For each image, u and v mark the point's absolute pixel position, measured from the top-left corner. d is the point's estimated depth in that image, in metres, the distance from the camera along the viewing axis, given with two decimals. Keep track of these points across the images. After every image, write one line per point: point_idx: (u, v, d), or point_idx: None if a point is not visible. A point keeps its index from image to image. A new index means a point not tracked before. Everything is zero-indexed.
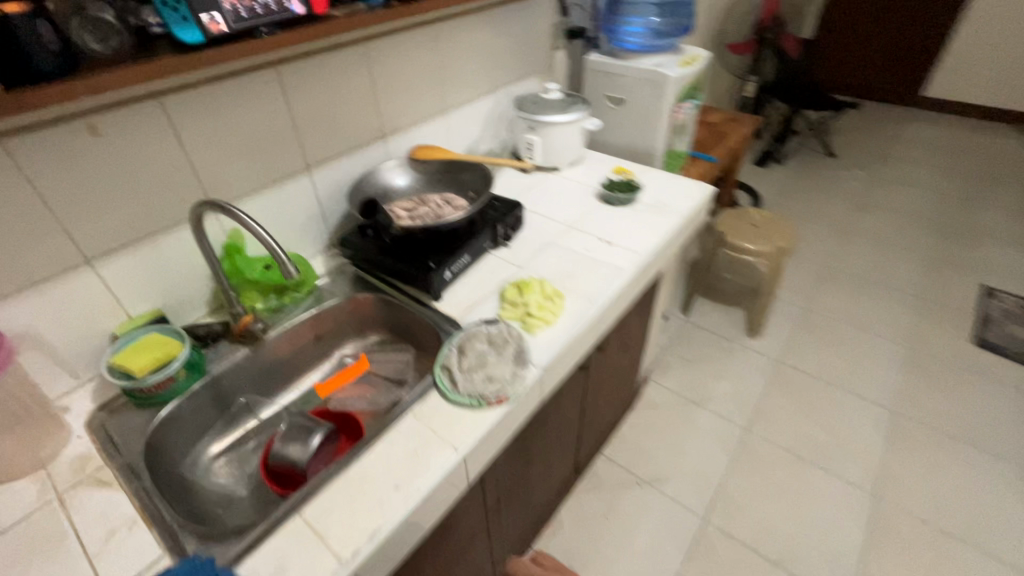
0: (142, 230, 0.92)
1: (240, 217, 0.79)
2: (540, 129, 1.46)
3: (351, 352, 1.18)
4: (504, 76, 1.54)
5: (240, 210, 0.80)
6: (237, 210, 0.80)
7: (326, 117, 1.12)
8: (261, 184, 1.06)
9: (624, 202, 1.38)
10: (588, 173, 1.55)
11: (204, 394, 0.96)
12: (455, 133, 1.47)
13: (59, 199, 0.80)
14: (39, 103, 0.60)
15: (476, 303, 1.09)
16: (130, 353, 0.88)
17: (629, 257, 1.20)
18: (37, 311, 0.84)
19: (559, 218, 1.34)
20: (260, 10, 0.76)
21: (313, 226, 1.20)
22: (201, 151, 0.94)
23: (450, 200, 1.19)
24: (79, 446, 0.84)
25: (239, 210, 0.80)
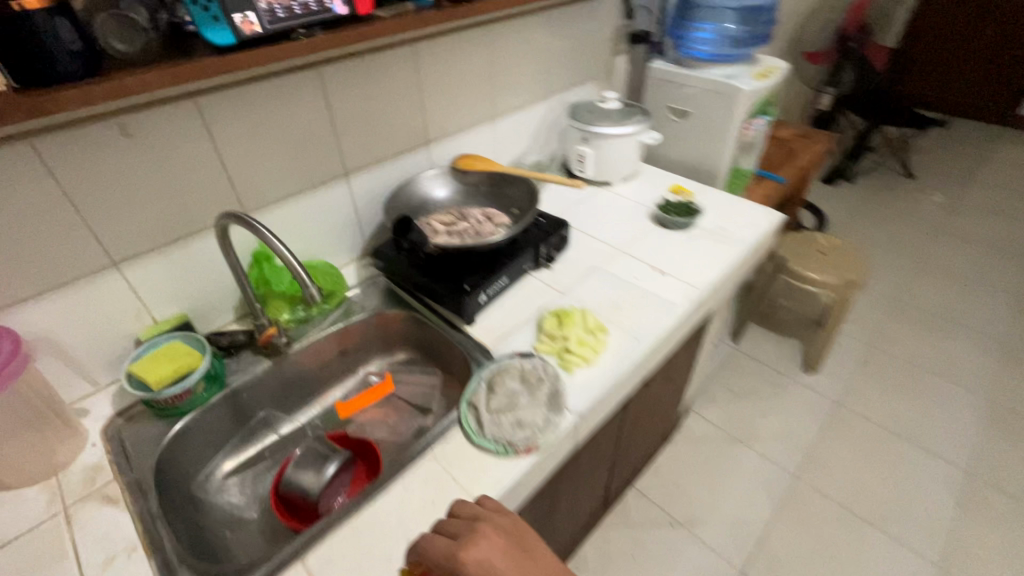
0: (171, 233, 0.88)
1: (267, 236, 0.75)
2: (594, 141, 1.36)
3: (378, 369, 1.12)
4: (559, 81, 1.45)
5: (266, 230, 0.75)
6: (262, 228, 0.76)
7: (368, 122, 1.06)
8: (296, 189, 1.02)
9: (681, 227, 1.26)
10: (643, 190, 1.44)
11: (221, 408, 0.92)
12: (503, 141, 1.38)
13: (87, 200, 0.77)
14: (55, 108, 0.56)
15: (511, 331, 1.01)
16: (149, 363, 0.85)
17: (683, 290, 1.08)
18: (62, 312, 0.82)
19: (608, 240, 1.24)
20: (299, 10, 0.70)
21: (347, 235, 1.15)
22: (236, 154, 0.90)
23: (491, 217, 1.11)
24: (92, 455, 0.82)
25: (265, 230, 0.75)
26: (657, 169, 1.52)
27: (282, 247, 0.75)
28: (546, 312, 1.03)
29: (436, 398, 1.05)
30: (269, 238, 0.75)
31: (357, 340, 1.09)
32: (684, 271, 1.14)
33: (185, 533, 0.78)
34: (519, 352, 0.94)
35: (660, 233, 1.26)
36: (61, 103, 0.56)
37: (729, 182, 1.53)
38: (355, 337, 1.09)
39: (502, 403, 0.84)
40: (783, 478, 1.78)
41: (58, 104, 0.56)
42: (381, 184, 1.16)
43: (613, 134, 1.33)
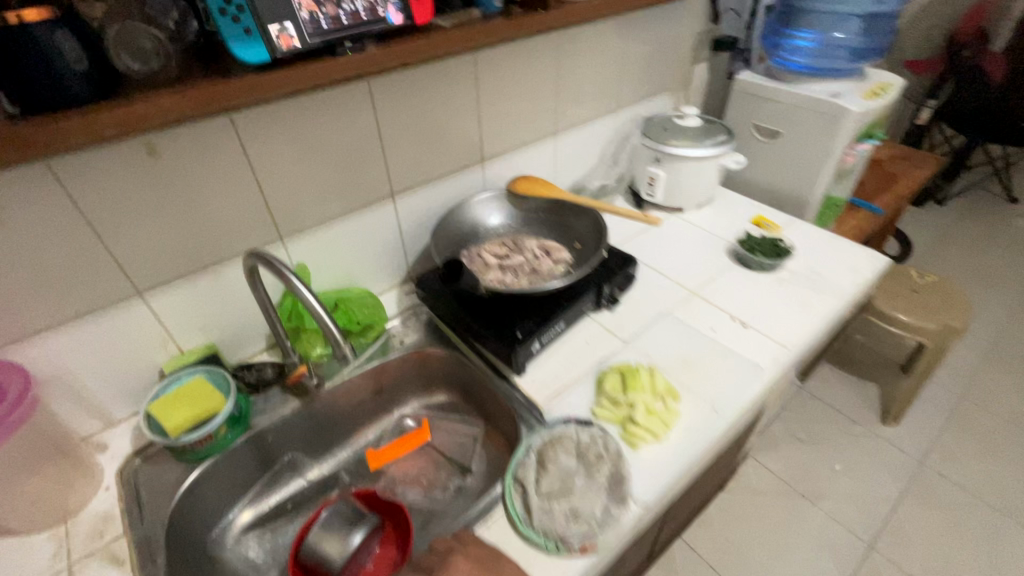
0: (201, 260, 0.80)
1: (295, 285, 0.69)
2: (668, 163, 1.20)
3: (415, 411, 1.02)
4: (631, 93, 1.29)
5: (296, 281, 0.69)
6: (295, 281, 0.69)
7: (419, 138, 0.95)
8: (338, 212, 0.92)
9: (765, 269, 1.10)
10: (719, 219, 1.27)
11: (244, 453, 0.84)
12: (565, 158, 1.25)
13: (110, 225, 0.70)
14: (56, 145, 0.47)
15: (567, 387, 0.88)
16: (170, 405, 0.77)
17: (769, 351, 0.93)
18: (81, 343, 0.75)
19: (679, 281, 1.09)
20: (347, 19, 0.59)
21: (390, 259, 1.05)
22: (273, 175, 0.81)
23: (550, 250, 0.99)
24: (104, 502, 0.75)
25: (293, 278, 0.69)
26: (737, 195, 1.35)
27: (309, 296, 0.69)
28: (606, 368, 0.89)
29: (477, 453, 0.93)
30: (302, 296, 0.69)
31: (394, 378, 0.99)
32: (770, 325, 0.98)
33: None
34: (576, 417, 0.81)
35: (739, 276, 1.10)
36: (64, 137, 0.48)
37: (819, 213, 1.34)
38: (392, 376, 0.99)
39: (555, 485, 0.72)
40: (854, 547, 1.57)
41: (60, 138, 0.48)
42: (430, 205, 1.05)
43: (692, 157, 1.17)
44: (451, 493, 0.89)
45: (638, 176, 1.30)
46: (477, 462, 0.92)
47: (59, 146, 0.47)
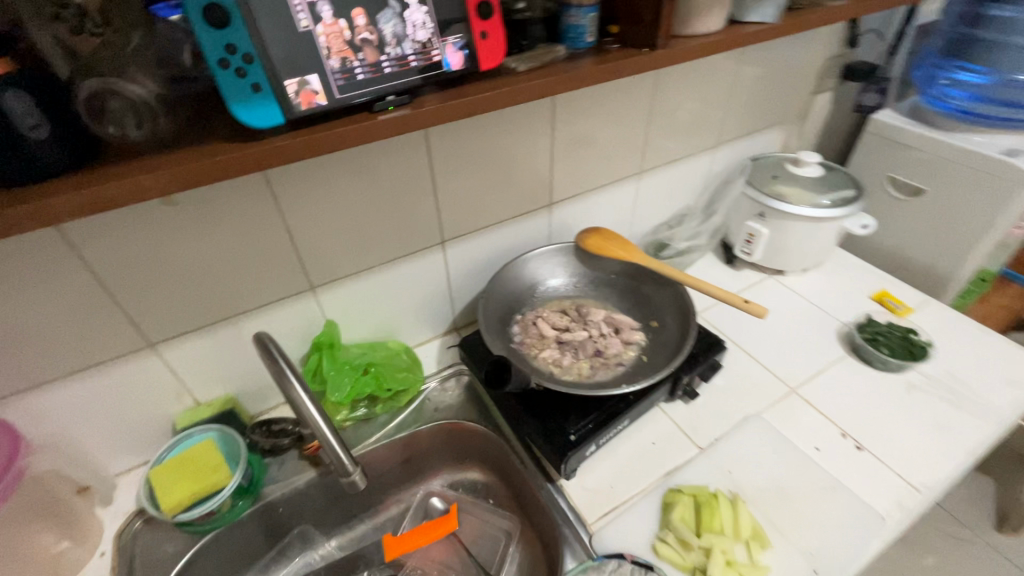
0: (222, 311, 0.71)
1: (295, 391, 0.53)
2: (774, 219, 0.99)
3: (445, 485, 0.90)
4: (736, 127, 1.08)
5: (297, 385, 0.53)
6: (294, 380, 0.53)
7: (479, 182, 0.82)
8: (378, 260, 0.81)
9: (890, 368, 0.88)
10: (829, 291, 1.05)
11: (251, 524, 0.75)
12: (646, 201, 1.07)
13: (119, 276, 0.61)
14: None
15: (624, 504, 0.72)
16: (174, 472, 0.70)
17: (891, 491, 0.72)
18: (85, 399, 0.67)
19: (774, 372, 0.89)
20: (390, 68, 0.45)
21: (434, 310, 0.93)
22: (307, 221, 0.70)
23: (620, 326, 0.84)
24: (96, 572, 0.67)
25: (297, 384, 0.53)
26: (852, 260, 1.12)
27: (309, 403, 0.53)
28: (676, 489, 0.72)
29: (509, 555, 0.80)
30: (302, 404, 0.53)
31: (424, 448, 0.87)
32: (893, 450, 0.77)
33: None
34: (632, 555, 0.65)
35: (854, 373, 0.89)
36: (6, 223, 0.36)
37: (962, 292, 1.08)
38: (423, 446, 0.87)
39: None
40: None
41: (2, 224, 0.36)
42: (484, 252, 0.92)
43: (809, 217, 0.95)
44: None
45: (734, 228, 1.09)
46: (508, 568, 0.78)
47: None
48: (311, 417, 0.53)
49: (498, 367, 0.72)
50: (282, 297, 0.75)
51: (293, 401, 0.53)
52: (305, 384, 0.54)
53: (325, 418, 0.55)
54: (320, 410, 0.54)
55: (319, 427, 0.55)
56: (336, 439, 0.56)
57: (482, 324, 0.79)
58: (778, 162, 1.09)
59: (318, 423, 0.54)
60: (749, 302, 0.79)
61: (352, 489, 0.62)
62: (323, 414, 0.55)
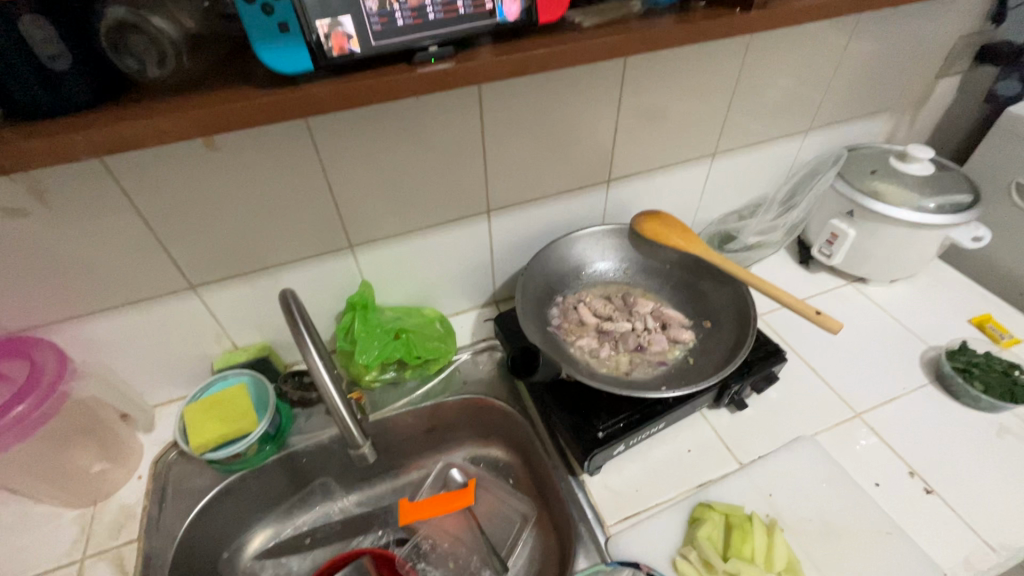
0: (261, 261, 0.71)
1: (312, 354, 0.52)
2: (864, 220, 0.87)
3: (467, 459, 0.88)
4: (834, 111, 0.95)
5: (313, 349, 0.51)
6: (311, 345, 0.51)
7: (533, 151, 0.76)
8: (419, 225, 0.78)
9: (981, 406, 0.76)
10: (917, 308, 0.93)
11: (275, 470, 0.77)
12: (717, 186, 0.97)
13: (161, 216, 0.61)
14: (11, 163, 0.36)
15: (647, 511, 0.68)
16: (206, 413, 0.72)
17: (959, 547, 0.63)
18: (132, 330, 0.70)
19: (838, 392, 0.80)
20: (434, 13, 0.41)
21: (474, 280, 0.90)
22: (349, 178, 0.68)
23: (667, 322, 0.77)
24: (132, 493, 0.72)
25: (312, 348, 0.51)
26: (952, 276, 0.98)
27: (323, 370, 0.52)
28: (707, 504, 0.67)
29: (521, 540, 0.77)
30: (316, 372, 0.51)
31: (449, 419, 0.86)
32: (970, 500, 0.68)
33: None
34: (648, 566, 0.61)
35: (935, 405, 0.78)
36: (23, 157, 0.36)
37: None
38: (448, 417, 0.85)
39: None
40: None
41: (19, 158, 0.36)
42: (530, 226, 0.86)
43: (907, 221, 0.83)
44: None
45: (815, 225, 0.97)
46: (520, 552, 0.77)
47: (16, 167, 0.36)
48: (321, 383, 0.52)
49: (524, 354, 0.73)
50: (321, 253, 0.74)
51: (308, 367, 0.51)
52: (321, 348, 0.52)
53: (340, 391, 0.54)
54: (336, 385, 0.53)
55: (334, 401, 0.54)
56: (344, 408, 0.54)
57: (519, 303, 0.74)
58: (880, 154, 0.95)
59: (331, 392, 0.53)
60: (821, 314, 0.69)
61: (361, 461, 0.61)
62: (338, 387, 0.53)
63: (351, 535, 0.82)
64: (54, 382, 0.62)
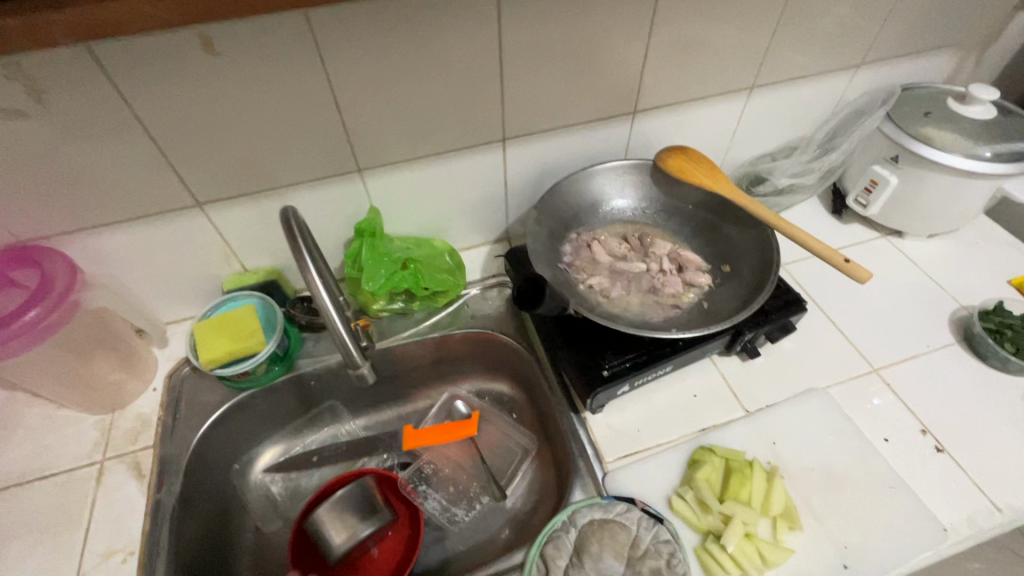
0: (268, 180, 0.69)
1: (311, 274, 0.49)
2: (910, 166, 0.81)
3: (472, 392, 0.89)
4: (893, 44, 0.86)
5: (313, 269, 0.49)
6: (310, 265, 0.49)
7: (553, 75, 0.71)
8: (431, 150, 0.74)
9: (1010, 369, 0.73)
10: (953, 264, 0.87)
11: (285, 391, 0.79)
12: (751, 125, 0.90)
13: (162, 126, 0.59)
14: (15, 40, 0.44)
15: (647, 451, 0.68)
16: (214, 331, 0.73)
17: (963, 506, 0.62)
18: (141, 245, 0.70)
19: (856, 346, 0.77)
20: None
21: (487, 213, 0.87)
22: (356, 94, 0.64)
23: (684, 265, 0.73)
24: (148, 403, 0.74)
25: (311, 267, 0.49)
26: (996, 233, 0.91)
27: (323, 291, 0.50)
28: (708, 448, 0.66)
29: (521, 470, 0.79)
30: (319, 297, 0.50)
31: (456, 353, 0.86)
32: (983, 460, 0.66)
33: (199, 555, 0.68)
34: (643, 502, 0.62)
35: (958, 365, 0.75)
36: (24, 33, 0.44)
37: None
38: (455, 350, 0.85)
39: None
40: None
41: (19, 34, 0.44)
42: (548, 158, 0.82)
43: (960, 169, 0.76)
44: (479, 508, 0.77)
45: (854, 171, 0.90)
46: (519, 482, 0.79)
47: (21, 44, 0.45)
48: (324, 308, 0.50)
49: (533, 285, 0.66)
50: (329, 175, 0.72)
51: (308, 288, 0.49)
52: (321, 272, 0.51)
53: (342, 317, 0.53)
54: (339, 311, 0.52)
55: (338, 327, 0.52)
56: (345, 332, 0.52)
57: (530, 236, 0.71)
58: (938, 94, 0.86)
59: (334, 318, 0.51)
60: (851, 262, 0.64)
61: (359, 380, 0.60)
62: (340, 313, 0.52)
63: (356, 456, 0.84)
64: (53, 303, 0.62)
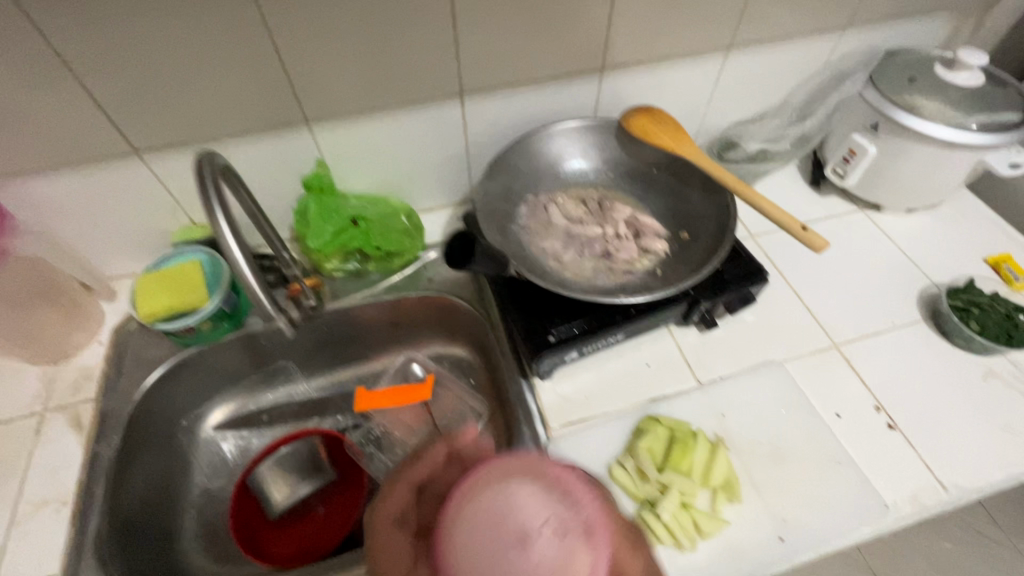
0: (208, 128, 0.66)
1: (219, 220, 0.46)
2: (890, 135, 0.77)
3: (430, 357, 0.87)
4: (883, 5, 0.81)
5: (221, 214, 0.46)
6: (218, 210, 0.46)
7: (512, 25, 0.67)
8: (384, 103, 0.71)
9: (974, 348, 0.71)
10: (929, 240, 0.84)
11: (234, 348, 0.77)
12: (729, 88, 0.86)
13: (86, 65, 0.56)
14: None
15: (593, 419, 0.66)
16: (155, 285, 0.71)
17: (909, 483, 0.61)
18: (79, 193, 0.68)
19: (819, 321, 0.75)
20: None
21: (448, 173, 0.84)
22: (297, 39, 0.60)
23: (641, 230, 0.71)
24: (93, 356, 0.73)
25: (218, 213, 0.46)
26: (976, 210, 0.88)
27: (230, 237, 0.46)
28: (654, 417, 0.65)
29: None
30: (226, 243, 0.46)
31: (412, 316, 0.84)
32: (935, 439, 0.64)
33: (138, 508, 0.67)
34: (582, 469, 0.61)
35: (922, 342, 0.73)
36: None
37: None
38: (411, 314, 0.84)
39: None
40: None
41: None
42: (511, 116, 0.78)
43: (942, 138, 0.72)
44: None
45: (833, 141, 0.87)
46: None
47: None
48: (231, 255, 0.46)
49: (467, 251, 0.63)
50: (275, 126, 0.69)
51: (214, 235, 0.46)
52: (234, 223, 0.47)
53: (261, 280, 0.48)
54: (252, 263, 0.47)
55: (250, 281, 0.48)
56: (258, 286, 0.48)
57: (480, 205, 0.70)
58: (925, 60, 0.82)
59: (243, 269, 0.47)
60: (808, 230, 0.61)
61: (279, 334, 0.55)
62: (257, 270, 0.48)
63: (308, 416, 0.83)
64: None
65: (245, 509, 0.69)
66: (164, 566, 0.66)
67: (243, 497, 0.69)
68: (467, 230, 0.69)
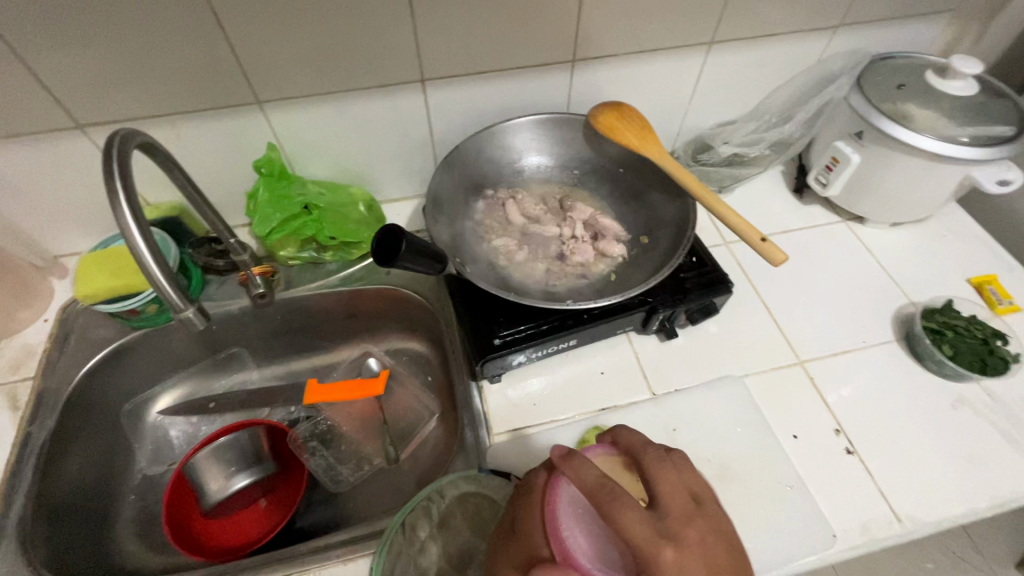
0: (155, 106, 0.64)
1: (122, 205, 0.43)
2: (875, 143, 0.72)
3: (387, 351, 0.85)
4: (878, 6, 0.76)
5: (122, 199, 0.43)
6: (120, 193, 0.43)
7: (475, 12, 0.63)
8: (341, 87, 0.68)
9: (948, 373, 0.67)
10: (911, 256, 0.81)
11: (182, 333, 0.76)
12: (711, 86, 0.82)
13: (17, 35, 0.53)
14: None
15: (538, 426, 0.64)
16: (97, 265, 0.68)
17: (860, 512, 0.58)
18: (23, 168, 0.66)
19: (786, 335, 0.72)
20: None
21: (413, 162, 0.81)
22: (242, 17, 0.57)
23: (600, 233, 0.68)
24: (37, 334, 0.72)
25: (120, 197, 0.43)
26: (965, 227, 0.84)
27: (132, 225, 0.43)
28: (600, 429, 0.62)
29: (421, 433, 0.76)
30: (128, 229, 0.43)
31: (370, 308, 0.82)
32: (894, 467, 0.61)
33: (70, 492, 0.66)
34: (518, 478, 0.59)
35: (892, 364, 0.69)
36: None
37: None
38: (369, 306, 0.81)
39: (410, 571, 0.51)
40: None
41: None
42: (478, 106, 0.75)
43: (928, 150, 0.68)
44: (367, 471, 0.74)
45: (818, 146, 0.82)
46: (418, 444, 0.76)
47: None
48: (132, 242, 0.43)
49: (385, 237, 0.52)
50: (224, 106, 0.66)
51: (116, 220, 0.43)
52: (137, 211, 0.44)
53: (166, 269, 0.45)
54: (156, 251, 0.44)
55: (152, 269, 0.44)
56: (163, 277, 0.45)
57: (431, 203, 0.66)
58: (919, 66, 0.77)
59: (145, 256, 0.44)
60: (768, 242, 0.59)
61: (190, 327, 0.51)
62: (160, 258, 0.44)
63: (257, 406, 0.81)
64: None
65: (174, 500, 0.67)
66: (93, 553, 0.65)
67: (175, 489, 0.68)
68: (394, 224, 0.53)
